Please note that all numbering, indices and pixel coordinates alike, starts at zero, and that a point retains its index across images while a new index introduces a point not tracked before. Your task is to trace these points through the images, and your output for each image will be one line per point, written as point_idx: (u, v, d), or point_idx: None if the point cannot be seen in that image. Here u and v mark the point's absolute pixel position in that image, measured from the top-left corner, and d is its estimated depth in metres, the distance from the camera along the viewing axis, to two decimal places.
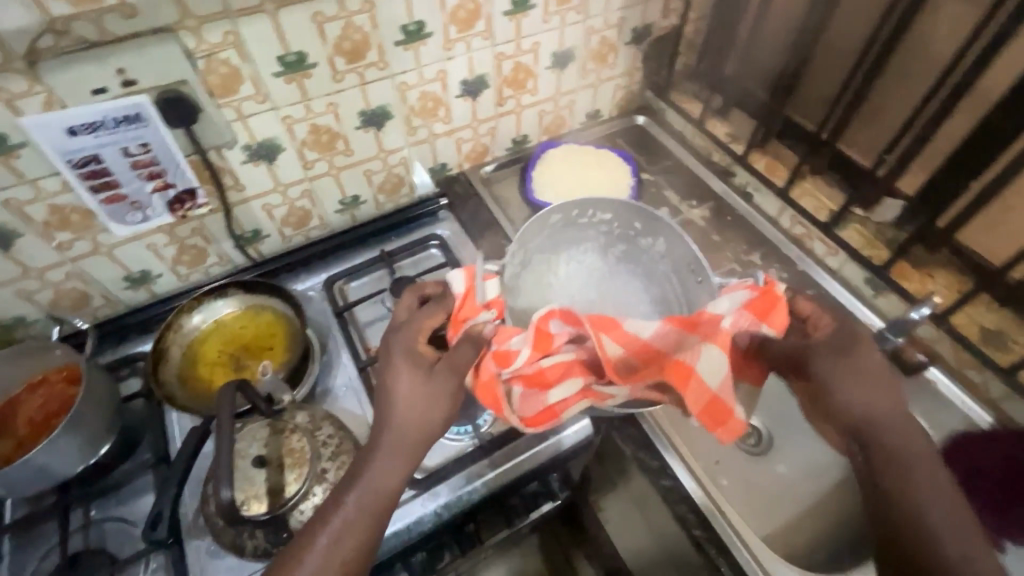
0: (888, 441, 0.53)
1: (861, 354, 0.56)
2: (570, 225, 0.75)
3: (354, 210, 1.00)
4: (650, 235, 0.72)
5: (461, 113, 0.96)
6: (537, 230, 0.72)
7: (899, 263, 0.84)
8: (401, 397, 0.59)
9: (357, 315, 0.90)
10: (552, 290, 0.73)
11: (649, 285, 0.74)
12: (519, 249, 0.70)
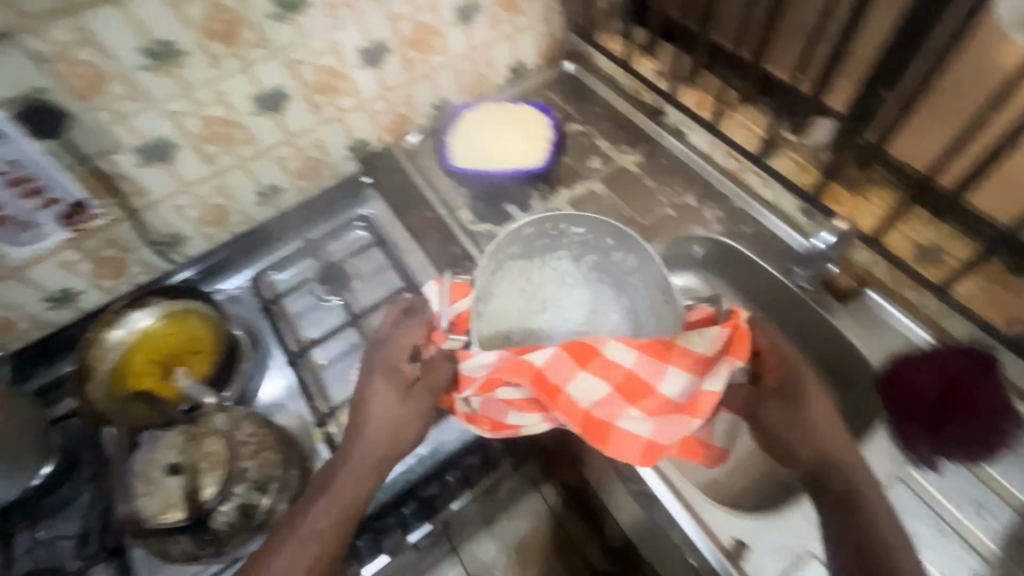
0: (838, 467, 0.55)
1: (810, 389, 0.58)
2: (539, 238, 0.69)
3: (275, 200, 0.97)
4: (622, 250, 0.68)
5: (367, 84, 0.91)
6: (508, 246, 0.67)
7: (830, 186, 0.81)
8: (378, 413, 0.62)
9: (286, 307, 0.89)
10: (524, 304, 0.70)
11: (621, 298, 0.71)
12: (490, 271, 0.65)
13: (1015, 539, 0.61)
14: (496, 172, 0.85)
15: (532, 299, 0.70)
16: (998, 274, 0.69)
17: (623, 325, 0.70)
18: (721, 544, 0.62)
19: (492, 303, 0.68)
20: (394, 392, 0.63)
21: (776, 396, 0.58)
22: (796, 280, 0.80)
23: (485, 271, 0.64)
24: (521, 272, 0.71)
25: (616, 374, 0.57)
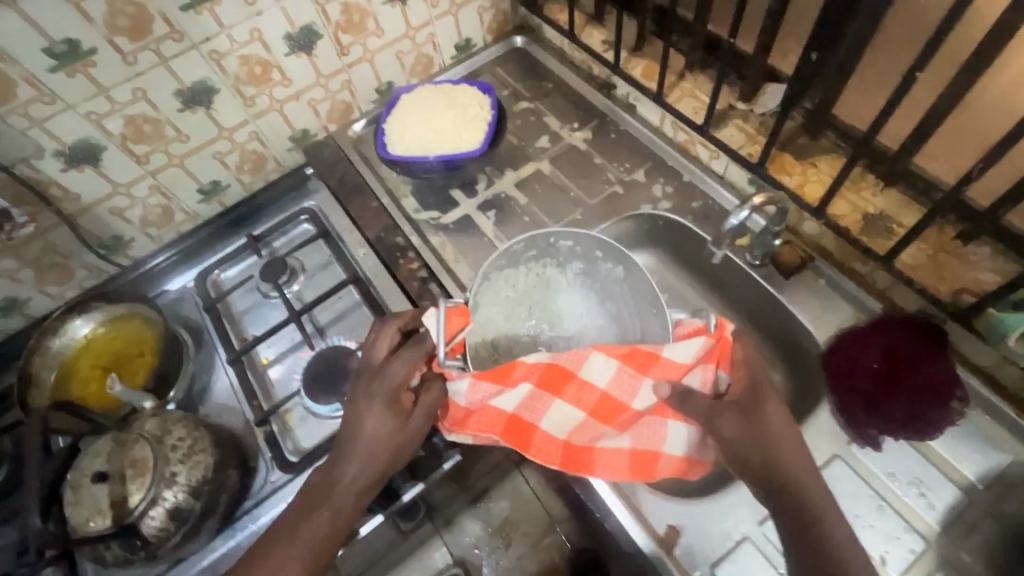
0: (808, 490, 0.51)
1: (775, 409, 0.53)
2: (530, 251, 0.71)
3: (219, 197, 0.95)
4: (610, 261, 0.69)
5: (301, 72, 0.88)
6: (499, 260, 0.68)
7: (780, 157, 0.76)
8: (376, 443, 0.57)
9: (231, 305, 0.88)
10: (512, 315, 0.71)
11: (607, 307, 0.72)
12: (481, 284, 0.66)
13: (958, 517, 0.59)
14: (433, 157, 0.83)
15: (520, 309, 0.71)
16: (942, 241, 0.66)
17: (609, 330, 0.71)
18: (654, 533, 0.61)
19: (483, 315, 0.67)
20: (392, 422, 0.58)
21: (731, 410, 0.53)
22: (745, 257, 0.76)
23: (477, 285, 0.65)
24: (510, 282, 0.71)
25: (592, 396, 0.58)
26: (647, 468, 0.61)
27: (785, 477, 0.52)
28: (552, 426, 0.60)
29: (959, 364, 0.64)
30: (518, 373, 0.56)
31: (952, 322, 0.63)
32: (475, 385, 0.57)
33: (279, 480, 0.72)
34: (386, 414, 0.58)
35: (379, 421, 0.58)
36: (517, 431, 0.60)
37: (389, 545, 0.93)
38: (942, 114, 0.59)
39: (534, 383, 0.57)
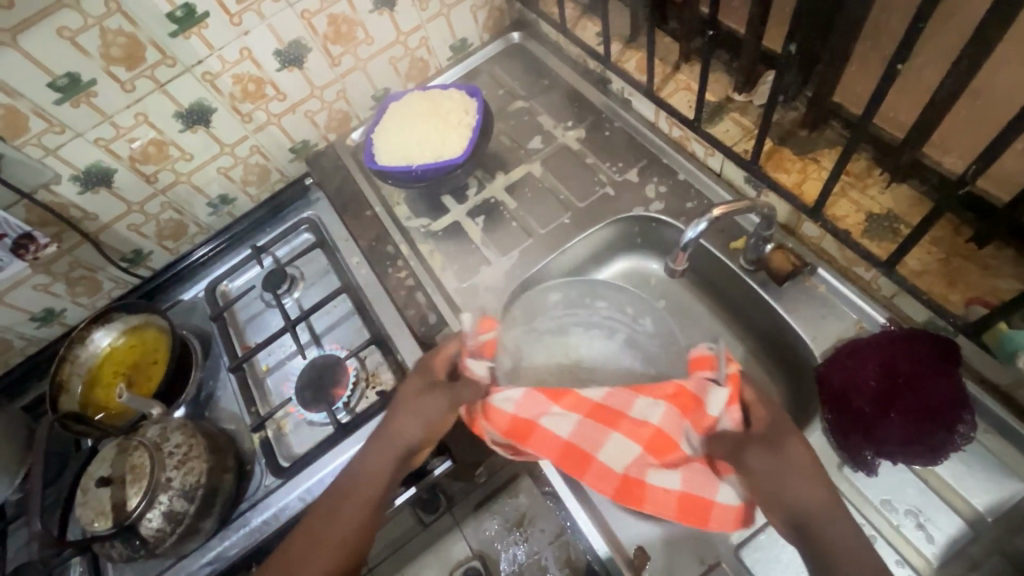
0: (825, 533, 0.47)
1: (787, 444, 0.51)
2: (572, 302, 0.70)
3: (228, 209, 1.00)
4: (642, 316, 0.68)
5: (295, 86, 0.90)
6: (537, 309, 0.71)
7: (777, 153, 0.71)
8: (390, 435, 0.61)
9: (236, 314, 0.92)
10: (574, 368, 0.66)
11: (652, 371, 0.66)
12: (542, 326, 0.69)
13: (960, 550, 0.54)
14: (417, 167, 0.83)
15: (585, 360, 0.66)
16: (956, 245, 0.60)
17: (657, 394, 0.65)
18: (625, 555, 0.62)
19: (528, 360, 0.67)
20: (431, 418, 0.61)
21: (753, 441, 0.51)
22: (738, 260, 0.72)
23: (523, 328, 0.69)
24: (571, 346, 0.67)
25: (647, 431, 0.58)
26: (699, 514, 0.56)
27: (792, 515, 0.48)
28: (616, 461, 0.59)
29: (971, 381, 0.58)
30: (571, 397, 0.59)
31: (963, 336, 0.57)
32: (529, 396, 0.60)
33: (274, 484, 0.75)
34: (426, 404, 0.61)
35: (421, 413, 0.61)
36: (579, 464, 0.60)
37: (406, 535, 0.85)
38: (946, 104, 0.52)
39: (585, 409, 0.59)
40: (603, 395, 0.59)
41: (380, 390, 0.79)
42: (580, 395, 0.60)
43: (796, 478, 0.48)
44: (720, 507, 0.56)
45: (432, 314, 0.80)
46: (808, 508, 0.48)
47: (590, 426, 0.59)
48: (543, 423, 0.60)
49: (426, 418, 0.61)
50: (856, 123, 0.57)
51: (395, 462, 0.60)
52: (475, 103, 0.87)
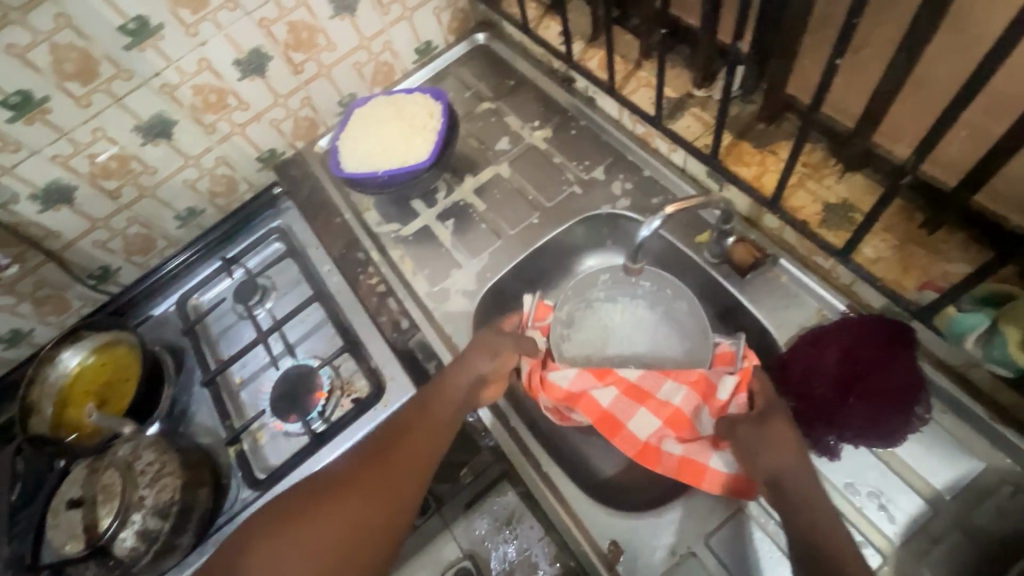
0: (795, 492, 0.53)
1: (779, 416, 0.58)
2: (619, 283, 0.77)
3: (197, 221, 0.98)
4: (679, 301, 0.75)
5: (258, 95, 0.89)
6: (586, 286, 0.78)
7: (737, 146, 0.72)
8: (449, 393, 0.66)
9: (209, 327, 0.91)
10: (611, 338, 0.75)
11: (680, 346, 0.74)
12: (584, 301, 0.77)
13: (921, 529, 0.56)
14: (383, 172, 0.83)
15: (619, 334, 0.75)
16: (909, 231, 0.61)
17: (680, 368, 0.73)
18: (599, 550, 0.63)
19: (575, 331, 0.76)
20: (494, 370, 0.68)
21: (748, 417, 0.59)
22: (703, 254, 0.73)
23: (574, 302, 0.77)
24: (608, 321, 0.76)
25: (668, 409, 0.66)
26: (697, 477, 0.61)
27: (768, 477, 0.55)
28: (642, 430, 0.66)
29: (927, 363, 0.59)
30: (614, 374, 0.68)
31: (917, 321, 0.58)
32: (580, 374, 0.69)
33: (252, 497, 0.75)
34: (488, 358, 0.68)
35: (485, 362, 0.68)
36: (611, 428, 0.67)
37: None
38: (890, 95, 0.53)
39: (622, 385, 0.68)
40: (638, 376, 0.68)
41: (354, 397, 0.79)
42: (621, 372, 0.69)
43: (782, 448, 0.56)
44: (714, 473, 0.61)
45: (404, 319, 0.81)
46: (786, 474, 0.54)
47: (624, 398, 0.67)
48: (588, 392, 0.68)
49: (489, 366, 0.68)
50: (805, 116, 0.58)
51: (453, 410, 0.65)
52: (440, 106, 0.87)
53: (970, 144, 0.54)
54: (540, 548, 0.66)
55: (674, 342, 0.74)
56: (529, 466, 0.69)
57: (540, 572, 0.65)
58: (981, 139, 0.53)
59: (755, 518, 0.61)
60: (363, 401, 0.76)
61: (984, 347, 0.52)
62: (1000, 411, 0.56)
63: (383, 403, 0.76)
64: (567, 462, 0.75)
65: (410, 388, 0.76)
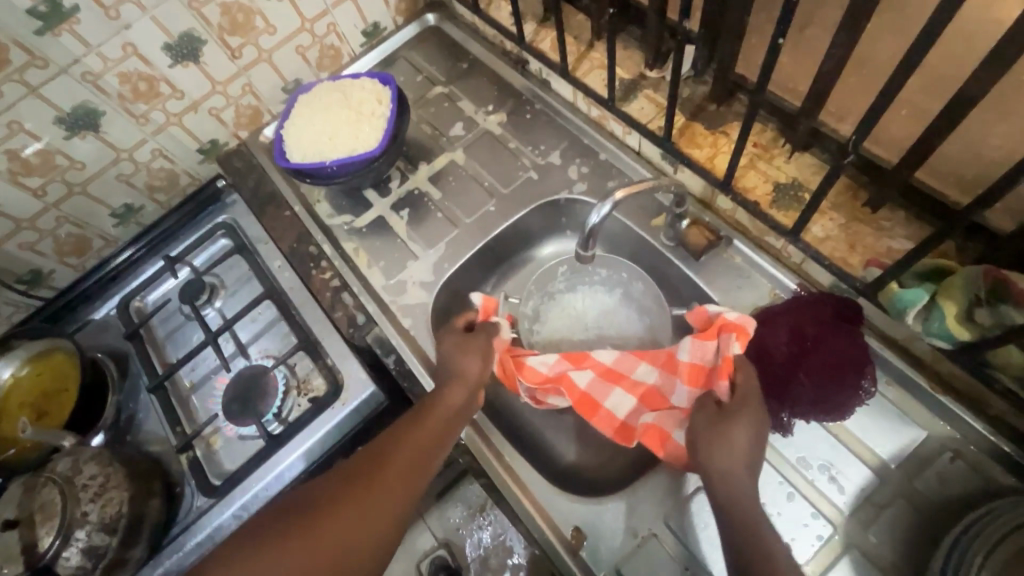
0: (736, 491, 0.54)
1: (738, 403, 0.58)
2: (576, 272, 0.79)
3: (136, 219, 0.93)
4: (634, 281, 0.76)
5: (193, 82, 0.83)
6: (548, 278, 0.79)
7: (689, 128, 0.72)
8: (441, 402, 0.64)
9: (154, 329, 0.87)
10: (580, 327, 0.78)
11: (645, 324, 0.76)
12: (545, 295, 0.79)
13: (867, 497, 0.58)
14: (332, 162, 0.79)
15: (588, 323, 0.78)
16: (854, 209, 0.62)
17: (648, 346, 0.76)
18: (562, 536, 0.63)
19: (544, 324, 0.79)
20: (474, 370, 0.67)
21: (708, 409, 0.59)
22: (659, 237, 0.73)
23: (537, 295, 0.78)
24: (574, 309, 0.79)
25: (640, 387, 0.67)
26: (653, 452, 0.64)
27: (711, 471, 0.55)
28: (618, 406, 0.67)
29: (872, 337, 0.61)
30: (591, 358, 0.68)
31: (863, 297, 0.60)
32: (559, 360, 0.69)
33: (206, 504, 0.73)
34: (463, 359, 0.67)
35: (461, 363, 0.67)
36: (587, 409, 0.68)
37: None
38: (833, 74, 0.54)
39: (599, 368, 0.68)
40: (613, 359, 0.68)
41: (311, 395, 0.77)
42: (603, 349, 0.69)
43: (731, 442, 0.56)
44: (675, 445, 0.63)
45: (360, 314, 0.79)
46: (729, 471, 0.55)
47: (597, 381, 0.68)
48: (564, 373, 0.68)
49: (466, 364, 0.67)
50: (752, 96, 0.57)
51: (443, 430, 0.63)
52: (389, 91, 0.84)
53: (911, 123, 0.55)
54: (514, 533, 0.68)
55: (634, 318, 0.77)
56: (490, 457, 0.68)
57: (515, 555, 0.67)
58: (920, 117, 0.54)
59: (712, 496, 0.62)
60: (320, 400, 0.74)
61: (924, 321, 0.53)
62: (940, 381, 0.58)
63: (341, 401, 0.73)
64: (529, 450, 0.74)
65: (368, 385, 0.74)
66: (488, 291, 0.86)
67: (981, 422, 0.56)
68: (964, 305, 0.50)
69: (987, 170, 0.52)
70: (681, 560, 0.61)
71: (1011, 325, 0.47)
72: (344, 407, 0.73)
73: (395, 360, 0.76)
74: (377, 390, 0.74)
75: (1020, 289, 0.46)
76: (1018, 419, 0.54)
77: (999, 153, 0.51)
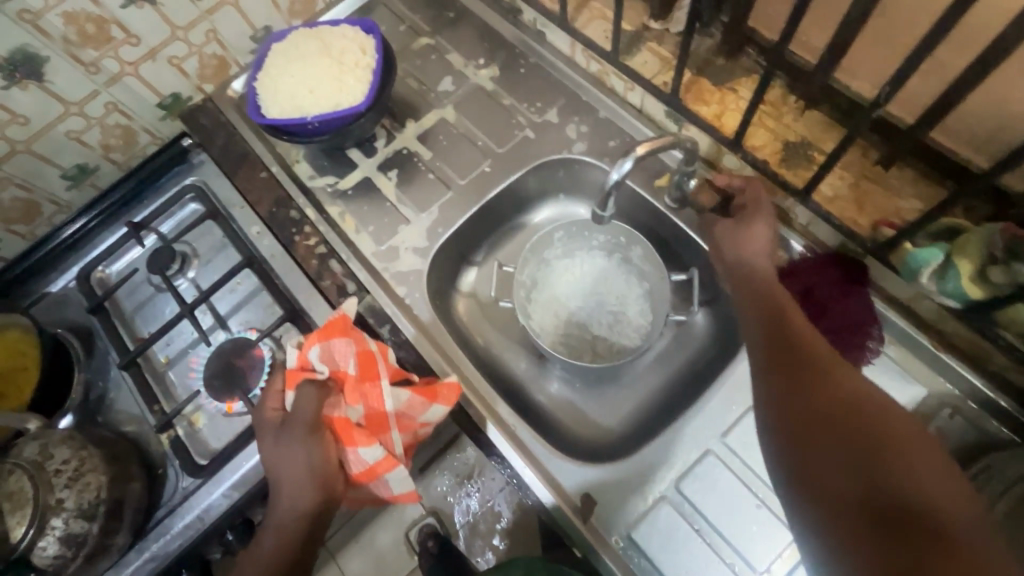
0: (846, 415, 0.45)
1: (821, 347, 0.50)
2: (574, 238, 0.77)
3: (90, 181, 0.85)
4: (632, 248, 0.75)
5: (150, 27, 0.73)
6: (542, 247, 0.77)
7: (696, 83, 0.69)
8: (294, 469, 0.58)
9: (120, 303, 0.80)
10: (576, 294, 0.78)
11: (645, 289, 0.76)
12: (541, 264, 0.77)
13: None
14: (313, 118, 0.73)
15: (585, 289, 0.78)
16: (865, 168, 0.62)
17: (648, 309, 0.75)
18: (572, 504, 0.62)
19: (544, 289, 0.78)
20: (315, 460, 0.59)
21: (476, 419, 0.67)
22: (663, 199, 0.71)
23: (532, 261, 0.76)
24: (569, 276, 0.78)
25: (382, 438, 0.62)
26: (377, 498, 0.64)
27: (800, 384, 0.48)
28: (355, 459, 0.60)
29: (879, 300, 0.61)
30: (362, 396, 0.61)
31: (873, 258, 0.60)
32: (351, 395, 0.61)
33: (193, 485, 0.69)
34: (294, 453, 0.59)
35: (295, 455, 0.59)
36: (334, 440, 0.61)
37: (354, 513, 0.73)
38: (859, 25, 0.51)
39: (367, 414, 0.61)
40: (392, 409, 0.61)
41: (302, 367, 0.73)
42: (380, 388, 0.61)
43: (820, 389, 0.47)
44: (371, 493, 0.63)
45: (349, 282, 0.74)
46: (840, 412, 0.45)
47: (363, 426, 0.61)
48: (330, 409, 0.61)
49: (304, 459, 0.58)
50: (772, 49, 0.55)
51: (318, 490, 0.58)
52: (372, 39, 0.77)
53: (932, 80, 0.54)
54: (501, 498, 0.71)
55: (634, 284, 0.77)
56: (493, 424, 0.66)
57: (503, 518, 0.71)
58: (940, 73, 0.52)
59: (720, 455, 0.63)
60: None
61: (937, 280, 0.53)
62: (943, 340, 0.59)
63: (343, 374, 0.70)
64: (532, 418, 0.73)
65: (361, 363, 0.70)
66: (481, 257, 0.83)
67: (980, 377, 0.58)
68: (979, 261, 0.50)
69: (1003, 125, 0.51)
70: (691, 521, 0.61)
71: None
72: None
73: (390, 329, 0.72)
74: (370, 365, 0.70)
75: None
76: (1017, 374, 0.55)
77: (1020, 111, 0.49)
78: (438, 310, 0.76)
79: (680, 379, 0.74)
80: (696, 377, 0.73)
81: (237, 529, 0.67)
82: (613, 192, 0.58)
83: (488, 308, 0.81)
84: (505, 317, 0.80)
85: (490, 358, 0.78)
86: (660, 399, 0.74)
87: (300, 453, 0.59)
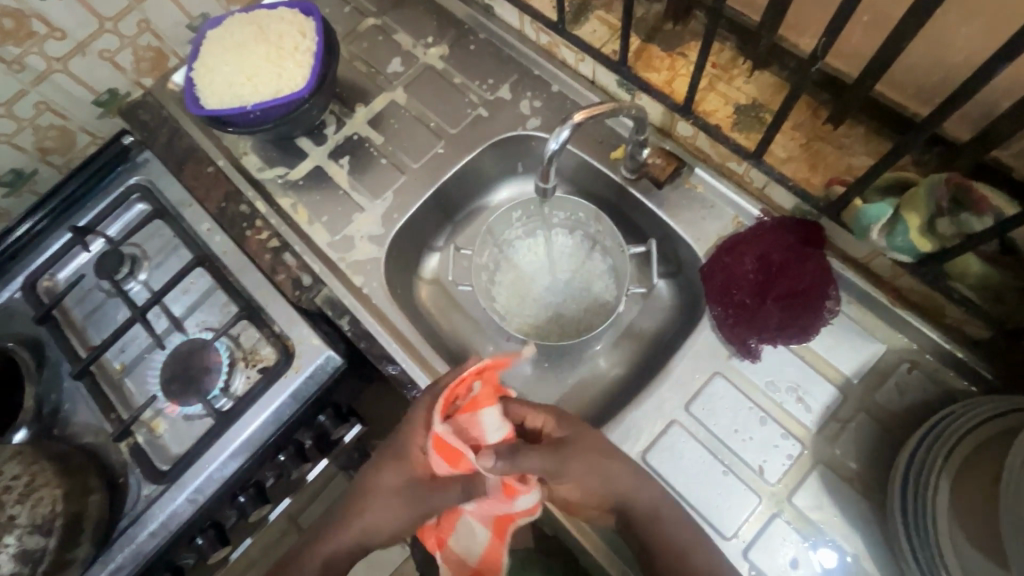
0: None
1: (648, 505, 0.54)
2: (533, 216, 0.76)
3: (29, 185, 0.82)
4: (595, 223, 0.73)
5: (75, 19, 0.69)
6: (502, 228, 0.75)
7: (645, 50, 0.67)
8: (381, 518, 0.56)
9: (70, 311, 0.77)
10: (538, 274, 0.77)
11: (610, 265, 0.75)
12: (502, 246, 0.76)
13: (833, 414, 0.60)
14: (253, 107, 0.70)
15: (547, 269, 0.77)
16: (815, 127, 0.61)
17: (612, 284, 0.75)
18: None
19: (507, 270, 0.77)
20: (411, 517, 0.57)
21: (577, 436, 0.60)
22: (619, 171, 0.70)
23: (491, 243, 0.75)
24: (530, 258, 0.78)
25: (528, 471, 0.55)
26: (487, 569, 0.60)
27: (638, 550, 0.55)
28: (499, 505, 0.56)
29: (835, 259, 0.62)
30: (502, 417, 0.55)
31: (825, 218, 0.60)
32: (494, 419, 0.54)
33: (156, 492, 0.67)
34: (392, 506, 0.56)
35: (388, 512, 0.56)
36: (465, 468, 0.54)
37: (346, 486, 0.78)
38: None
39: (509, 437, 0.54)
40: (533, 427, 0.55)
41: (262, 365, 0.70)
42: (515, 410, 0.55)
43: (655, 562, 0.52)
44: (454, 547, 0.59)
45: (305, 276, 0.73)
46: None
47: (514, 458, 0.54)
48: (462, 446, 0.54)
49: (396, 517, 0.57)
50: (713, 7, 0.53)
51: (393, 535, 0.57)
52: (311, 21, 0.74)
53: (874, 31, 0.52)
54: None
55: (597, 260, 0.76)
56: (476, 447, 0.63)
57: None
58: (882, 24, 0.51)
59: (685, 426, 0.62)
60: (273, 368, 0.67)
61: (887, 236, 0.53)
62: (899, 295, 0.60)
63: (304, 362, 0.68)
64: None
65: (327, 348, 0.68)
66: (440, 243, 0.82)
67: (939, 332, 0.58)
68: (927, 215, 0.51)
69: (946, 76, 0.50)
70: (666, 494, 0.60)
71: (970, 233, 0.49)
72: (307, 371, 0.67)
73: (349, 319, 0.71)
74: (335, 353, 0.68)
75: (979, 195, 0.48)
76: (972, 325, 0.56)
77: (962, 58, 0.48)
78: (399, 299, 0.75)
79: (649, 353, 0.73)
80: (665, 348, 0.72)
81: (208, 533, 0.70)
82: (554, 160, 0.57)
83: (451, 293, 0.80)
84: (468, 301, 0.79)
85: (456, 344, 0.77)
86: (627, 373, 0.73)
87: (395, 503, 0.56)
